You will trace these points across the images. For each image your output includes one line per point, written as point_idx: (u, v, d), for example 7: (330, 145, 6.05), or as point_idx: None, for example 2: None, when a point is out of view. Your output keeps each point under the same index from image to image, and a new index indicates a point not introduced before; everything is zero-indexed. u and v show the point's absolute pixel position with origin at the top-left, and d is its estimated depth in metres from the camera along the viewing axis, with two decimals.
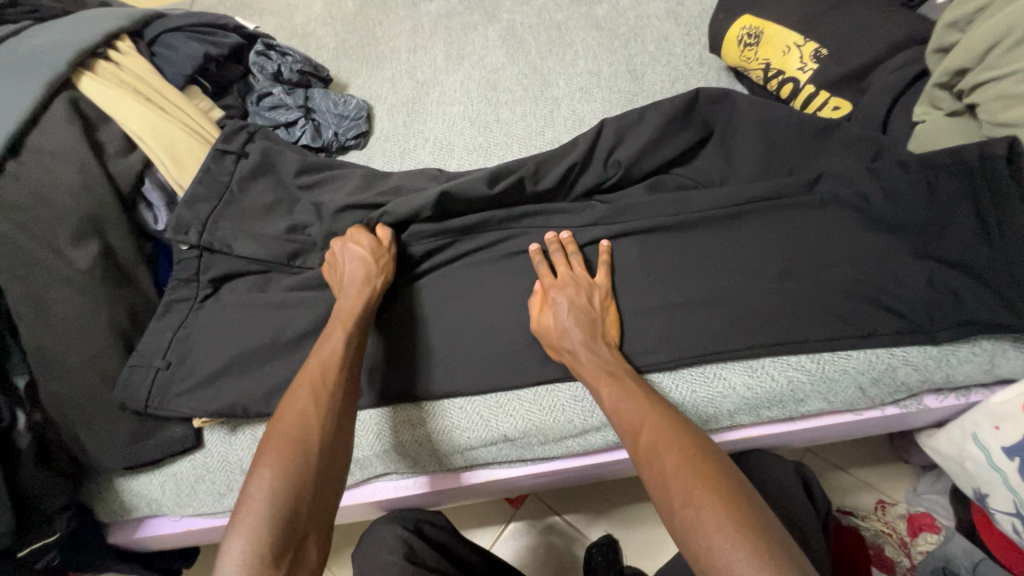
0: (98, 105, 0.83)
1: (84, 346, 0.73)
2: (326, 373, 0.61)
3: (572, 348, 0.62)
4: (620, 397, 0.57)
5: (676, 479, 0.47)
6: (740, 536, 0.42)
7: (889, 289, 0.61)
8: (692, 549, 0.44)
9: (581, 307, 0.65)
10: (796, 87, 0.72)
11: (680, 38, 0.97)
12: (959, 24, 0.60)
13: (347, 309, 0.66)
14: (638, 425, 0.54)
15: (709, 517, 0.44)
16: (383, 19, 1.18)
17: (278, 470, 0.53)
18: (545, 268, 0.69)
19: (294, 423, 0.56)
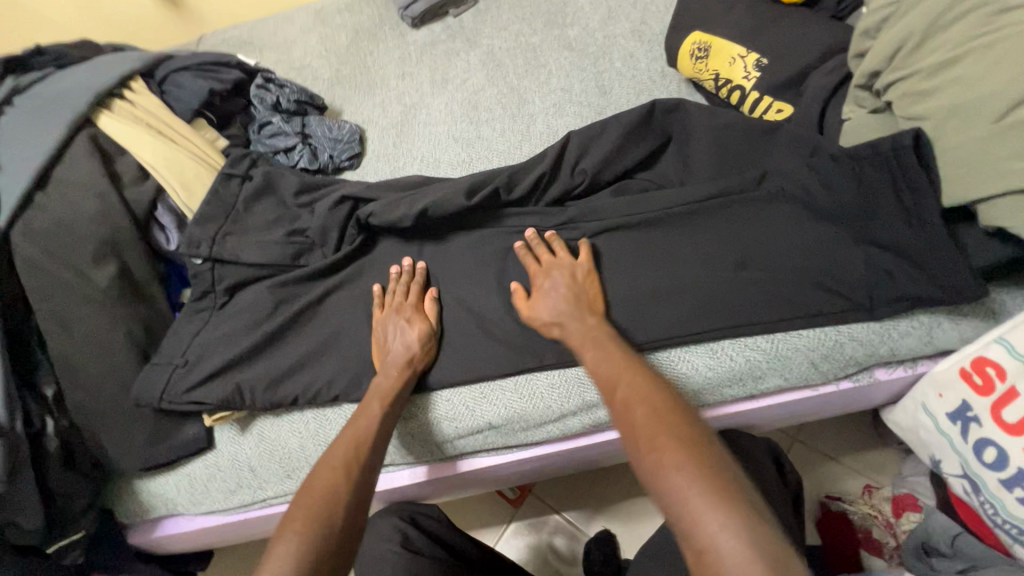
0: (113, 139, 0.91)
1: (104, 357, 0.80)
2: (358, 447, 0.65)
3: (560, 318, 0.70)
4: (600, 362, 0.63)
5: (648, 430, 0.52)
6: (695, 467, 0.47)
7: (832, 272, 0.67)
8: (652, 479, 0.49)
9: (569, 285, 0.72)
10: (743, 94, 0.79)
11: (644, 54, 1.04)
12: (870, 32, 0.67)
13: (386, 391, 0.72)
14: (615, 379, 0.60)
15: (670, 453, 0.49)
16: (373, 50, 1.27)
17: (304, 535, 0.54)
18: (530, 259, 0.76)
19: (325, 483, 0.60)
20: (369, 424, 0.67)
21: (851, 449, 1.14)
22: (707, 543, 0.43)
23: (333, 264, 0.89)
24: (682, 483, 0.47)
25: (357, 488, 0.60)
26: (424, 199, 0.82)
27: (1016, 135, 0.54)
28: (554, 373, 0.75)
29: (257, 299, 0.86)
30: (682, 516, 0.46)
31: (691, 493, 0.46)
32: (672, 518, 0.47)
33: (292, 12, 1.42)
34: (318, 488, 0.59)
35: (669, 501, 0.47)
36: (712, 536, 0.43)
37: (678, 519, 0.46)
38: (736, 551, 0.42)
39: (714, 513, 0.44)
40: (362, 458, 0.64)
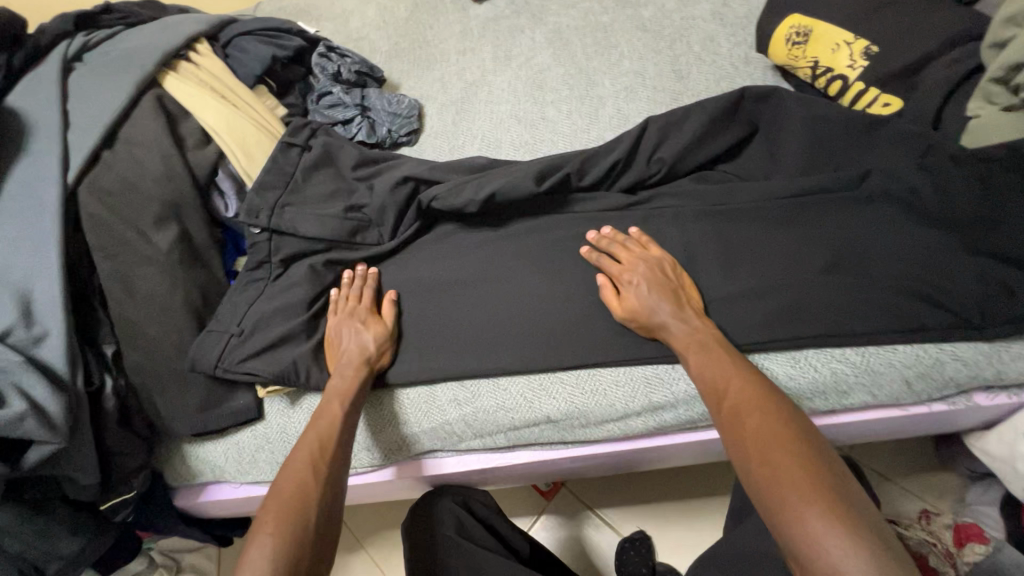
0: (179, 100, 0.90)
1: (162, 320, 0.79)
2: (323, 449, 0.65)
3: (655, 317, 0.66)
4: (704, 360, 0.61)
5: (757, 440, 0.52)
6: (822, 497, 0.46)
7: (938, 284, 0.62)
8: (768, 500, 0.49)
9: (660, 281, 0.68)
10: (846, 84, 0.73)
11: (726, 39, 0.98)
12: (1015, 19, 0.59)
13: (343, 393, 0.71)
14: (725, 386, 0.58)
15: (793, 480, 0.48)
16: (434, 23, 1.24)
17: (278, 543, 0.57)
18: (604, 262, 0.73)
19: (293, 491, 0.61)
20: (332, 427, 0.68)
21: (908, 471, 1.09)
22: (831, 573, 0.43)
23: (391, 242, 0.87)
24: (808, 512, 0.46)
25: (325, 490, 0.63)
26: (493, 181, 0.80)
27: None
28: (618, 370, 0.72)
29: (313, 272, 0.85)
30: (803, 544, 0.45)
31: (819, 525, 0.45)
32: (789, 543, 0.46)
33: None
34: (287, 494, 0.61)
35: (789, 527, 0.46)
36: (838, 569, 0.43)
37: (798, 545, 0.45)
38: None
39: (843, 550, 0.43)
40: (325, 460, 0.65)
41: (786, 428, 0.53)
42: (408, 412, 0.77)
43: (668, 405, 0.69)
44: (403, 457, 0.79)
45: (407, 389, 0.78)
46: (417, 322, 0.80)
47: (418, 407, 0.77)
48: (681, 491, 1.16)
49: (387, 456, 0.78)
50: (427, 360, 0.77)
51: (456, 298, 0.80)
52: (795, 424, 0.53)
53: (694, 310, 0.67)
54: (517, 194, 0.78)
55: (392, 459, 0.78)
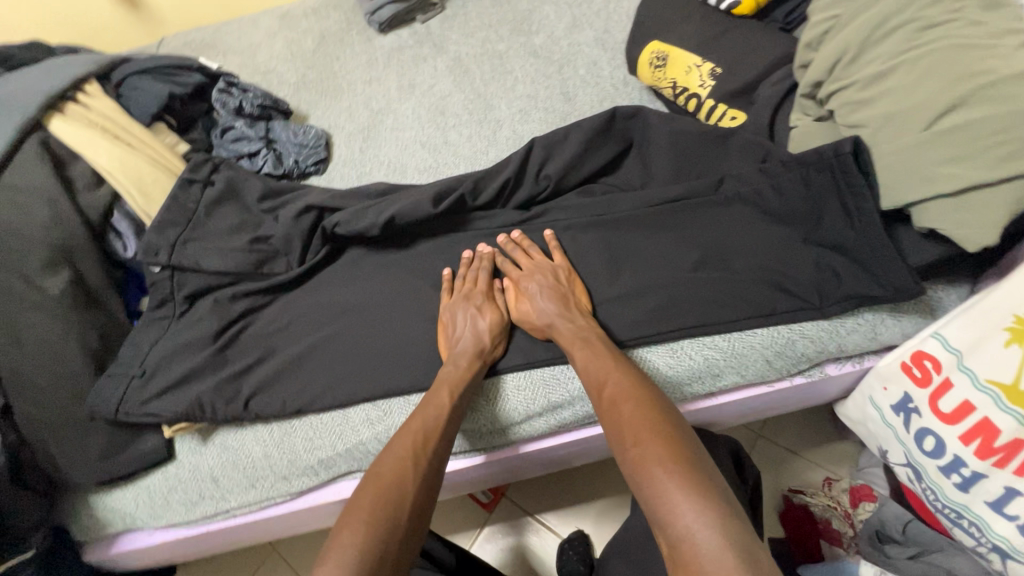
0: (66, 143, 0.89)
1: (56, 368, 0.77)
2: (426, 440, 0.65)
3: (548, 321, 0.72)
4: (589, 357, 0.67)
5: (630, 424, 0.58)
6: (677, 468, 0.52)
7: (785, 272, 0.70)
8: (639, 478, 0.54)
9: (551, 286, 0.74)
10: (699, 101, 0.82)
11: (607, 62, 1.07)
12: (813, 45, 0.70)
13: (455, 381, 0.70)
14: (605, 379, 0.64)
15: (652, 456, 0.54)
16: (340, 54, 1.27)
17: (370, 532, 0.56)
18: (511, 265, 0.79)
19: (391, 480, 0.61)
20: (439, 418, 0.67)
21: (813, 444, 1.16)
22: (678, 533, 0.49)
23: (298, 267, 0.88)
24: (666, 483, 0.52)
25: (422, 480, 0.62)
26: (392, 206, 0.83)
27: (938, 144, 0.57)
28: (520, 375, 0.76)
29: (218, 307, 0.85)
30: (660, 508, 0.51)
31: (674, 493, 0.51)
32: (652, 512, 0.52)
33: (259, 15, 1.41)
34: (384, 482, 0.61)
35: (650, 497, 0.52)
36: (686, 530, 0.48)
37: (658, 512, 0.51)
38: (705, 544, 0.47)
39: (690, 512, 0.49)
40: (428, 449, 0.64)
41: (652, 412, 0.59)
42: (322, 437, 0.79)
43: (566, 403, 0.74)
44: (320, 481, 0.81)
45: (321, 413, 0.80)
46: (325, 347, 0.82)
47: (331, 430, 0.79)
48: (613, 488, 1.22)
49: (306, 482, 0.80)
50: (341, 384, 0.79)
51: (364, 320, 0.82)
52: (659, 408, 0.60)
53: (582, 312, 0.73)
54: (414, 216, 0.82)
55: (310, 486, 0.81)
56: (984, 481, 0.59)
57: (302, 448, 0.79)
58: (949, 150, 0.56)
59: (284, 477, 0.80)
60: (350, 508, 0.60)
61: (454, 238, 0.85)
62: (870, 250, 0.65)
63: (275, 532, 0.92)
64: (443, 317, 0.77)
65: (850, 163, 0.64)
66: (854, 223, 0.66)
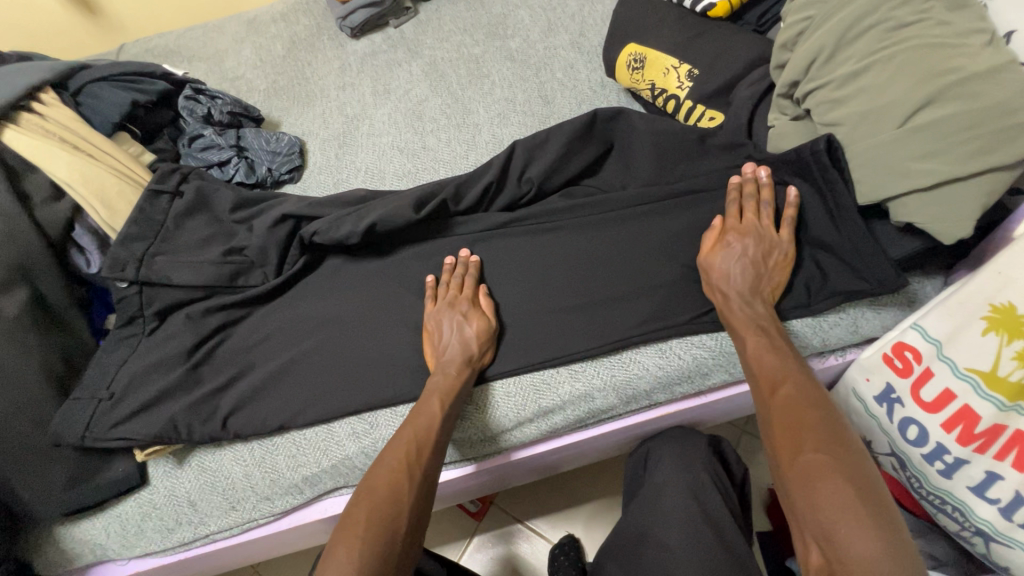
0: (20, 154, 0.84)
1: (15, 395, 0.72)
2: (419, 450, 0.63)
3: (727, 299, 0.68)
4: (764, 349, 0.63)
5: (808, 430, 0.55)
6: (857, 491, 0.49)
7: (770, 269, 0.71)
8: (803, 489, 0.52)
9: (755, 256, 0.68)
10: (678, 103, 0.83)
11: (584, 65, 1.07)
12: (788, 45, 0.71)
13: (445, 390, 0.69)
14: (779, 375, 0.60)
15: (827, 471, 0.51)
16: (312, 60, 1.24)
17: (368, 550, 0.54)
18: (733, 210, 0.72)
19: (386, 495, 0.59)
20: (429, 429, 0.65)
21: None
22: (846, 557, 0.46)
23: (276, 277, 0.85)
24: (839, 503, 0.49)
25: (418, 493, 0.60)
26: (372, 213, 0.81)
27: (913, 140, 0.59)
28: (511, 381, 0.75)
29: (191, 322, 0.81)
30: (828, 531, 0.48)
31: (847, 512, 0.48)
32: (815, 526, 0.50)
33: (224, 20, 1.37)
34: (378, 497, 0.59)
35: (817, 515, 0.49)
36: (858, 558, 0.46)
37: (825, 534, 0.49)
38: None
39: (868, 545, 0.46)
40: (420, 462, 0.62)
41: (830, 427, 0.55)
42: (307, 453, 0.76)
43: (557, 408, 0.73)
44: (305, 499, 0.78)
45: (304, 429, 0.77)
46: (307, 359, 0.79)
47: (316, 446, 0.76)
48: (602, 491, 1.21)
49: (290, 501, 0.77)
50: (324, 399, 0.76)
51: (344, 331, 0.80)
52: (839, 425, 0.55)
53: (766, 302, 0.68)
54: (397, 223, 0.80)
55: (295, 505, 0.78)
56: (966, 467, 0.60)
57: (285, 466, 0.76)
58: (924, 146, 0.58)
59: (267, 497, 0.77)
60: (342, 525, 0.58)
61: (436, 245, 0.84)
62: (854, 247, 0.67)
63: (257, 554, 0.88)
64: (430, 326, 0.76)
65: (826, 166, 0.66)
66: (834, 220, 0.68)
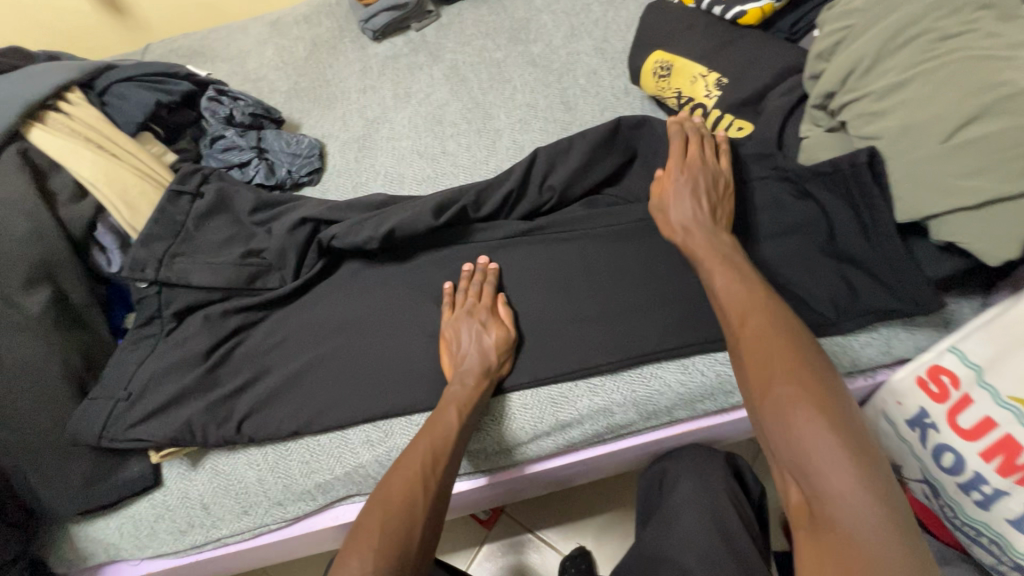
0: (47, 153, 0.85)
1: (35, 392, 0.73)
2: (435, 459, 0.63)
3: (687, 228, 0.68)
4: (730, 280, 0.62)
5: (776, 360, 0.53)
6: (831, 423, 0.48)
7: (800, 285, 0.68)
8: (776, 424, 0.51)
9: (704, 189, 0.70)
10: (705, 112, 0.81)
11: (607, 71, 1.05)
12: (824, 55, 0.69)
13: (462, 400, 0.68)
14: (745, 306, 0.59)
15: (800, 403, 0.50)
16: (333, 62, 1.24)
17: (381, 559, 0.53)
18: (677, 142, 0.74)
19: (400, 502, 0.58)
20: (446, 441, 0.64)
21: None
22: (823, 495, 0.46)
23: (293, 281, 0.84)
24: (814, 438, 0.48)
25: (432, 504, 0.59)
26: (391, 217, 0.80)
27: (957, 156, 0.56)
28: (528, 392, 0.74)
29: (209, 324, 0.81)
30: (804, 465, 0.48)
31: (820, 446, 0.48)
32: (791, 463, 0.49)
33: (248, 22, 1.38)
34: (393, 508, 0.58)
35: (791, 450, 0.49)
36: (835, 496, 0.46)
37: (801, 468, 0.48)
38: (860, 515, 0.45)
39: (843, 481, 0.46)
40: (436, 474, 0.61)
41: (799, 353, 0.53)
42: (320, 460, 0.76)
43: (574, 422, 0.72)
44: (317, 506, 0.77)
45: (318, 435, 0.77)
46: (323, 364, 0.78)
47: (329, 453, 0.76)
48: (614, 503, 1.19)
49: (302, 508, 0.77)
50: (339, 406, 0.76)
51: (360, 337, 0.79)
52: (809, 351, 0.54)
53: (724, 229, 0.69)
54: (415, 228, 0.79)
55: (307, 511, 0.77)
56: (1006, 499, 0.57)
57: (298, 472, 0.76)
58: (970, 162, 0.55)
59: (280, 502, 0.76)
60: (355, 534, 0.56)
61: (455, 252, 0.83)
62: (888, 264, 0.64)
63: (267, 559, 0.87)
64: (448, 334, 0.75)
65: (861, 182, 0.63)
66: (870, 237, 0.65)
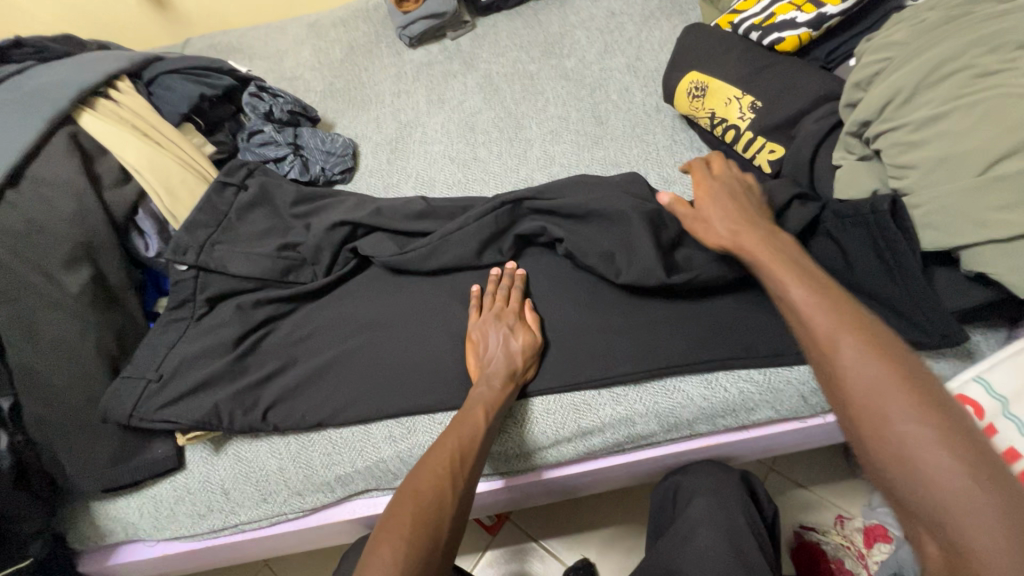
0: (95, 139, 0.88)
1: (69, 369, 0.74)
2: (462, 457, 0.63)
3: (737, 233, 0.65)
4: (797, 287, 0.56)
5: (865, 371, 0.48)
6: (941, 434, 0.43)
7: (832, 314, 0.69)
8: (875, 439, 0.46)
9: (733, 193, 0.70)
10: (737, 133, 0.83)
11: (639, 89, 1.07)
12: (861, 85, 0.71)
13: (489, 402, 0.69)
14: (816, 315, 0.53)
15: (924, 438, 0.43)
16: (369, 66, 1.27)
17: (411, 550, 0.55)
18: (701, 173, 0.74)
19: (431, 497, 0.59)
20: (473, 439, 0.65)
21: (825, 479, 1.11)
22: (947, 520, 0.41)
23: (326, 276, 0.86)
24: (922, 454, 0.43)
25: (459, 501, 0.60)
26: (431, 240, 0.83)
27: (992, 190, 0.57)
28: (548, 398, 0.75)
29: (240, 313, 0.83)
30: (934, 510, 0.41)
31: (930, 462, 0.42)
32: (900, 481, 0.44)
33: (287, 22, 1.42)
34: (423, 500, 0.59)
35: (900, 467, 0.44)
36: (960, 520, 0.40)
37: (909, 485, 0.43)
38: (985, 535, 0.39)
39: (970, 505, 0.40)
40: (464, 470, 0.62)
41: (907, 378, 0.46)
42: (342, 452, 0.77)
43: (596, 429, 0.73)
44: (335, 498, 0.78)
45: (342, 428, 0.78)
46: (349, 359, 0.80)
47: (352, 446, 0.77)
48: (621, 516, 1.19)
49: (320, 499, 0.78)
50: (365, 401, 0.77)
51: (387, 335, 0.81)
52: (915, 372, 0.47)
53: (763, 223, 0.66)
54: (450, 254, 0.82)
55: (324, 502, 0.78)
56: None
57: (319, 463, 0.77)
58: (1005, 196, 0.56)
59: (298, 492, 0.77)
60: (383, 525, 0.58)
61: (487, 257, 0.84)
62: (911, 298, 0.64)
63: (279, 549, 0.88)
64: (475, 336, 0.76)
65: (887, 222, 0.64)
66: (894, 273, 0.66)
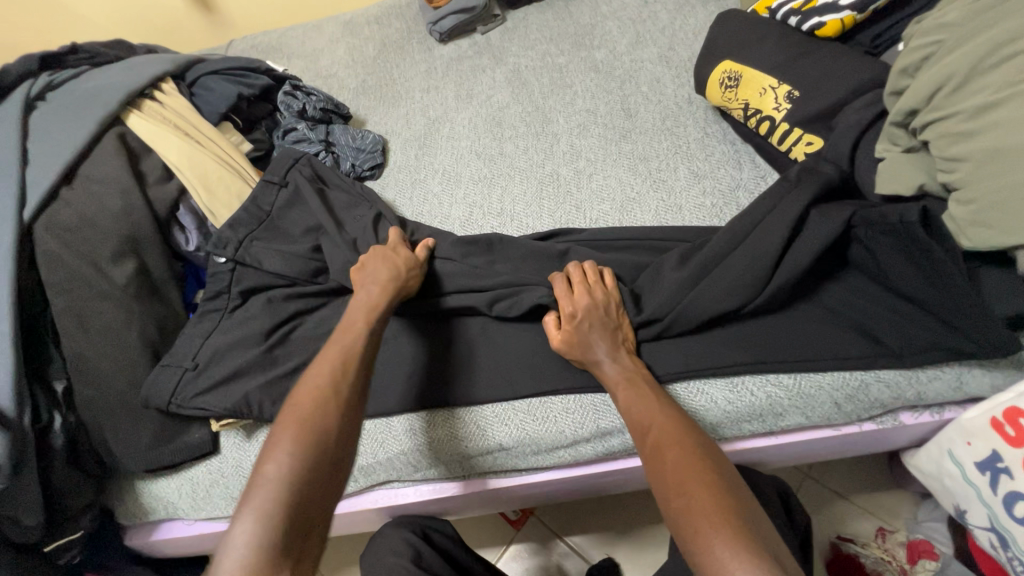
0: (142, 139, 0.93)
1: (115, 355, 0.79)
2: (343, 366, 0.63)
3: (597, 361, 0.67)
4: (633, 401, 0.63)
5: (675, 471, 0.55)
6: (731, 529, 0.48)
7: (872, 320, 0.66)
8: (683, 530, 0.51)
9: (601, 319, 0.70)
10: (773, 125, 0.80)
11: (671, 79, 1.04)
12: (909, 71, 0.66)
13: (369, 309, 0.71)
14: (649, 423, 0.60)
15: (711, 517, 0.50)
16: (401, 62, 1.28)
17: (293, 457, 0.55)
18: (563, 289, 0.72)
19: (310, 404, 0.59)
20: (358, 345, 0.66)
21: (867, 489, 1.05)
22: None
23: None
24: (716, 543, 0.48)
25: (346, 406, 0.60)
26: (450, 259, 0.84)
27: None
28: (503, 406, 0.75)
29: (271, 307, 0.86)
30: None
31: (722, 555, 0.47)
32: (697, 567, 0.49)
33: (323, 21, 1.45)
34: (302, 409, 0.59)
35: (699, 553, 0.49)
36: None
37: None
38: None
39: None
40: (348, 378, 0.62)
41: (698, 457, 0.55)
42: (364, 443, 0.78)
43: (615, 431, 0.72)
44: (358, 488, 0.80)
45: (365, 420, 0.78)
46: None
47: (373, 438, 0.77)
48: (648, 517, 1.17)
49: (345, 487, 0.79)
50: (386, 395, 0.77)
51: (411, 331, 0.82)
52: (711, 462, 0.56)
53: (627, 349, 0.70)
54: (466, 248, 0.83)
55: (349, 491, 0.80)
56: None
57: None
58: None
59: None
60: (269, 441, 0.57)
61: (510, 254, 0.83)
62: (954, 306, 0.60)
63: None
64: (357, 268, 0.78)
65: (920, 230, 0.61)
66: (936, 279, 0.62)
